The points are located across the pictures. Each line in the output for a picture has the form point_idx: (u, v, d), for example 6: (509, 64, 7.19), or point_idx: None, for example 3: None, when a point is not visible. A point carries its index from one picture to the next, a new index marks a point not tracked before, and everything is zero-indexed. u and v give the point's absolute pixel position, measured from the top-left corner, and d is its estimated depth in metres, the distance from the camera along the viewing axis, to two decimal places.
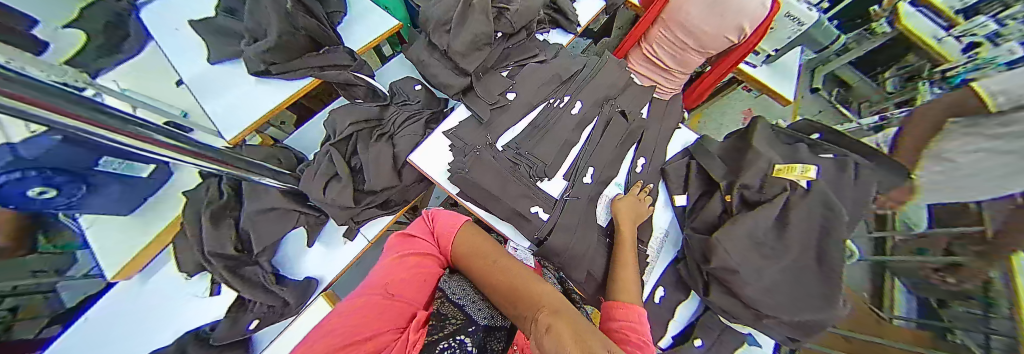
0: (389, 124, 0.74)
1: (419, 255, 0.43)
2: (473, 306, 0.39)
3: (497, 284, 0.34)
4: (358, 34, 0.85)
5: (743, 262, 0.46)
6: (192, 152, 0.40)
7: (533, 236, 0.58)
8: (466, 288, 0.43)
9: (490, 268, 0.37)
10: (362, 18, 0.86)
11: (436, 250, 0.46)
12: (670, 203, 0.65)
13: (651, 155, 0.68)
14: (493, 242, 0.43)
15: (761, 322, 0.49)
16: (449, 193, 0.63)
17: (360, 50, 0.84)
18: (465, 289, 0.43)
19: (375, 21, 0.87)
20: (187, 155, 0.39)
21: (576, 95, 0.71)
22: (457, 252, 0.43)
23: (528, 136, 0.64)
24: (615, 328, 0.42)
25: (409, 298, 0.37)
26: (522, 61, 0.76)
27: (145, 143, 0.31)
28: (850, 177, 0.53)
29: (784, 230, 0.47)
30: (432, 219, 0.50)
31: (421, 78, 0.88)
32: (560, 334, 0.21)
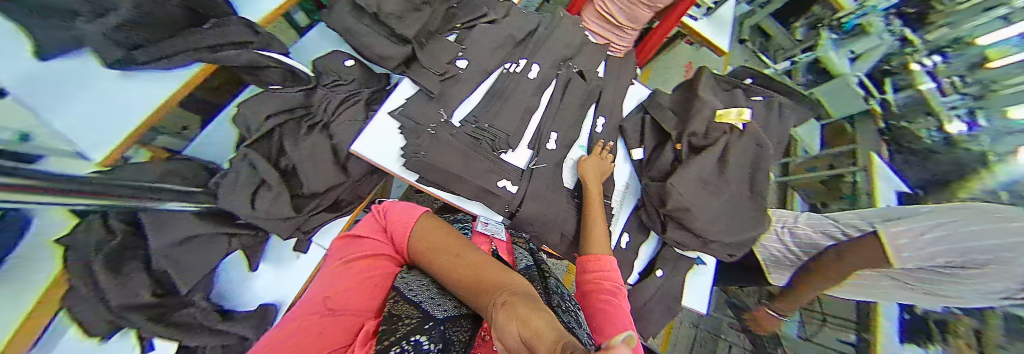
0: (321, 112, 0.63)
1: (367, 258, 0.38)
2: (432, 303, 0.29)
3: (461, 280, 0.29)
4: (258, 1, 0.66)
5: (694, 201, 0.51)
6: (71, 191, 0.30)
7: (505, 210, 0.57)
8: (426, 282, 0.34)
9: (452, 262, 0.32)
10: None
11: (390, 251, 0.42)
12: (628, 157, 0.69)
13: (610, 113, 0.69)
14: (457, 236, 0.38)
15: (708, 247, 0.57)
16: (408, 182, 0.58)
17: (262, 21, 0.66)
18: (425, 283, 0.33)
19: None
20: (66, 197, 0.30)
21: (533, 57, 0.66)
22: (414, 249, 0.38)
23: (487, 107, 0.60)
24: (587, 279, 0.46)
25: (355, 307, 0.30)
26: (469, 23, 0.66)
27: (30, 196, 0.24)
28: (773, 116, 0.61)
29: (725, 169, 0.53)
30: (385, 216, 0.46)
31: (351, 51, 0.74)
32: (513, 316, 0.16)
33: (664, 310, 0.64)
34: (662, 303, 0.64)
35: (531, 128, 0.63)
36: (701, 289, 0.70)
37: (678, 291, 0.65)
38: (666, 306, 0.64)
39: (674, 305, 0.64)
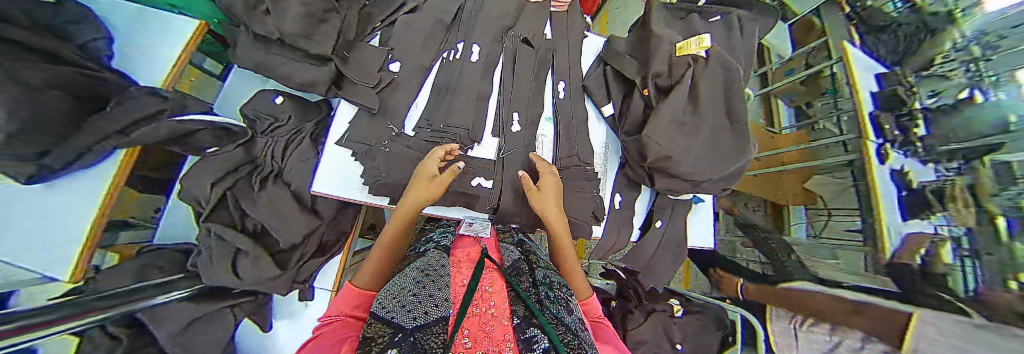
0: (268, 162, 0.58)
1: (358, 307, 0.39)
2: (405, 317, 0.29)
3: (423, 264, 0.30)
4: (153, 63, 0.63)
5: (673, 147, 0.49)
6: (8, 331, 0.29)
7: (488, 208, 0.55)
8: (403, 298, 0.33)
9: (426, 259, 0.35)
10: (143, 36, 0.62)
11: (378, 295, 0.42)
12: (600, 115, 0.65)
13: (569, 76, 0.65)
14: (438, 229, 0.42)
15: (699, 187, 0.55)
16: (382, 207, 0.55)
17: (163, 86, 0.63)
18: (402, 299, 0.32)
19: (169, 34, 0.64)
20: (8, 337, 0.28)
21: (469, 38, 0.60)
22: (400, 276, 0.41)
23: (436, 107, 0.55)
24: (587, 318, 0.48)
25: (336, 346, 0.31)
26: (391, 17, 0.60)
27: None
28: (736, 33, 0.57)
29: (696, 104, 0.50)
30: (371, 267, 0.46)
31: (281, 86, 0.68)
32: None
33: (671, 258, 0.64)
34: (668, 252, 0.64)
35: (490, 115, 0.59)
36: (703, 227, 0.69)
37: (681, 236, 0.64)
38: (672, 254, 0.64)
39: (679, 250, 0.64)
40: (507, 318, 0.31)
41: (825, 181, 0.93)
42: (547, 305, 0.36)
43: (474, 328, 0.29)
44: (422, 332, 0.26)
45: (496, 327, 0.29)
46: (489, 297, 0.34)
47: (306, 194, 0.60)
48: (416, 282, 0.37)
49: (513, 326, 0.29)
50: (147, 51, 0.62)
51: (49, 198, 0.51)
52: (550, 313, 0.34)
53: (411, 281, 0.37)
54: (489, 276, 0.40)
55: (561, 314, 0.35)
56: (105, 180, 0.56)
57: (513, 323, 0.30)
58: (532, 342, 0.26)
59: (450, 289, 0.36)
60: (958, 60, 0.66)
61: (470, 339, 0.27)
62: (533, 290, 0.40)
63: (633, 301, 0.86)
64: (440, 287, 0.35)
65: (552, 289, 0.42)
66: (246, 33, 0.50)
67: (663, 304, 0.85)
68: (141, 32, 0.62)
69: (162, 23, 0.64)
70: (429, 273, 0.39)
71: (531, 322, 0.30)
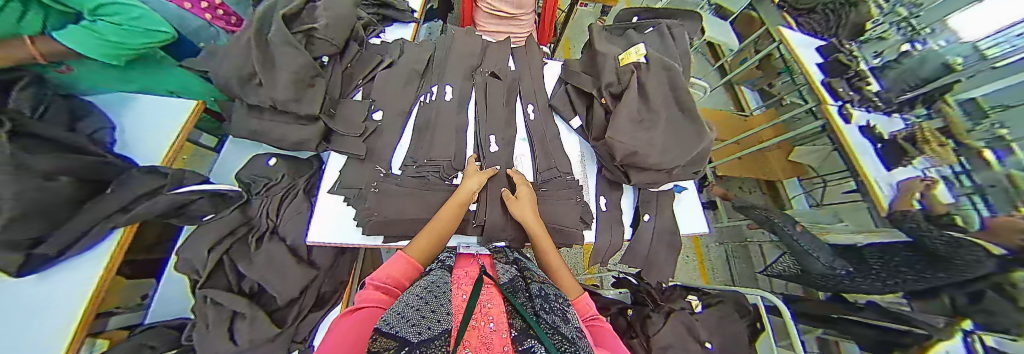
0: (263, 221, 0.61)
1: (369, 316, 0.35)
2: (410, 328, 0.28)
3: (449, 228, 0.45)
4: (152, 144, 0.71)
5: (636, 142, 0.52)
6: None
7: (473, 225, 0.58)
8: (406, 312, 0.32)
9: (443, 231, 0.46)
10: (142, 121, 0.72)
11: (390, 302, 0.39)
12: (570, 127, 0.71)
13: (535, 97, 0.72)
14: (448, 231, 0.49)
15: (674, 174, 0.58)
16: (376, 247, 0.56)
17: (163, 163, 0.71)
18: (406, 314, 0.31)
19: (165, 114, 0.74)
20: None
21: (442, 81, 0.67)
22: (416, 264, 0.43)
23: (418, 144, 0.61)
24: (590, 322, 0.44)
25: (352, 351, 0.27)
26: (370, 74, 0.69)
27: None
28: (669, 39, 0.65)
29: (648, 101, 0.55)
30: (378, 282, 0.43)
31: (275, 149, 0.74)
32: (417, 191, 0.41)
33: (667, 248, 0.64)
34: (663, 243, 0.64)
35: (469, 142, 0.64)
36: (694, 214, 0.70)
37: (672, 226, 0.65)
38: (667, 244, 0.65)
39: (673, 239, 0.65)
40: (505, 330, 0.31)
41: (807, 151, 1.19)
42: (542, 318, 0.37)
43: (474, 340, 0.29)
44: (425, 344, 0.25)
45: (496, 339, 0.29)
46: (488, 311, 0.34)
47: (302, 247, 0.61)
48: (417, 297, 0.37)
49: (512, 337, 0.29)
50: (141, 132, 0.71)
51: (37, 288, 0.52)
52: (545, 324, 0.35)
53: (413, 297, 0.37)
54: (487, 293, 0.40)
55: (557, 324, 0.36)
56: (101, 261, 0.59)
57: (511, 335, 0.30)
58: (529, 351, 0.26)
59: (451, 303, 0.36)
60: (889, 20, 0.99)
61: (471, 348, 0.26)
62: (530, 304, 0.40)
63: (649, 305, 0.82)
64: (440, 303, 0.35)
65: (548, 302, 0.43)
66: (240, 105, 0.56)
67: (681, 301, 0.82)
68: (139, 118, 0.72)
69: (158, 105, 0.74)
70: (430, 290, 0.39)
71: (530, 334, 0.30)
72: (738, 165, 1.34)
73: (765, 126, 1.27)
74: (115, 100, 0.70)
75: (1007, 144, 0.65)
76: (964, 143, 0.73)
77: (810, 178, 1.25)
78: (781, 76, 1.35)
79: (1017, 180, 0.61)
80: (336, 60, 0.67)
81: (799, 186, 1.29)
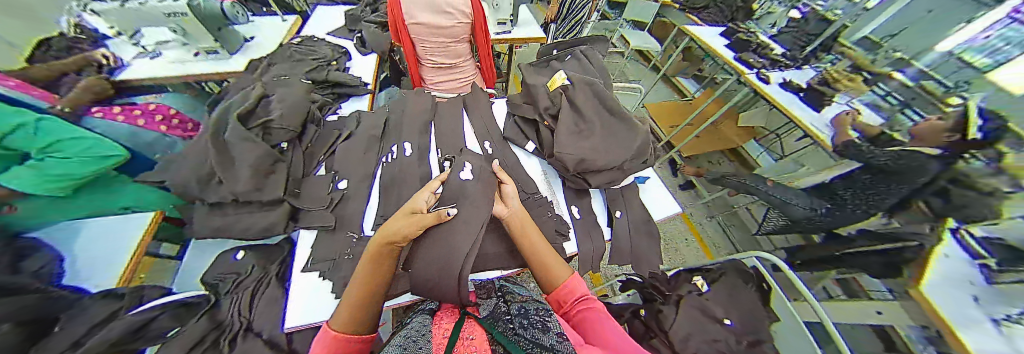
0: (234, 323, 0.57)
1: None
2: None
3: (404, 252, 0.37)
4: (106, 265, 0.68)
5: (579, 149, 0.58)
6: None
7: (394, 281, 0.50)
8: None
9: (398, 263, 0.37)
10: (97, 246, 0.70)
11: None
12: (527, 151, 0.76)
13: (488, 133, 0.78)
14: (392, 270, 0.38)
15: (630, 168, 0.61)
16: (361, 315, 0.52)
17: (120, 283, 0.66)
18: None
19: (123, 232, 0.73)
20: None
21: (401, 140, 0.73)
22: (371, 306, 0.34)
23: (385, 202, 0.62)
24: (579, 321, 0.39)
25: None
26: (331, 150, 0.73)
27: None
28: (586, 60, 0.77)
29: (581, 113, 0.62)
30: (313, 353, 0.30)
31: (244, 241, 0.72)
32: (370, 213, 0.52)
33: (647, 237, 0.66)
34: (642, 233, 0.66)
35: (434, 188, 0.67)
36: (661, 198, 0.74)
37: (644, 215, 0.68)
38: (646, 233, 0.66)
39: (649, 227, 0.67)
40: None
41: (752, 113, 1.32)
42: (521, 336, 0.39)
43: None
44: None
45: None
46: (471, 343, 0.36)
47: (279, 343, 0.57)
48: (398, 350, 0.37)
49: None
50: (96, 257, 0.68)
51: None
52: (523, 341, 0.37)
53: (393, 351, 0.37)
54: (470, 327, 0.41)
55: (537, 337, 0.38)
56: None
57: None
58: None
59: (432, 345, 0.37)
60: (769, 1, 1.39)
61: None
62: (511, 327, 0.42)
63: (659, 299, 0.80)
64: (421, 349, 0.36)
65: (528, 317, 0.44)
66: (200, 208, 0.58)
67: (687, 284, 0.81)
68: (87, 245, 0.70)
69: (107, 225, 0.74)
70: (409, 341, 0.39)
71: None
72: (696, 141, 1.46)
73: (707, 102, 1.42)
74: (66, 237, 0.70)
75: (907, 61, 0.95)
76: (873, 70, 1.03)
77: (763, 136, 1.41)
78: (706, 60, 1.58)
79: (927, 90, 0.88)
80: (296, 144, 0.71)
81: (758, 146, 1.41)
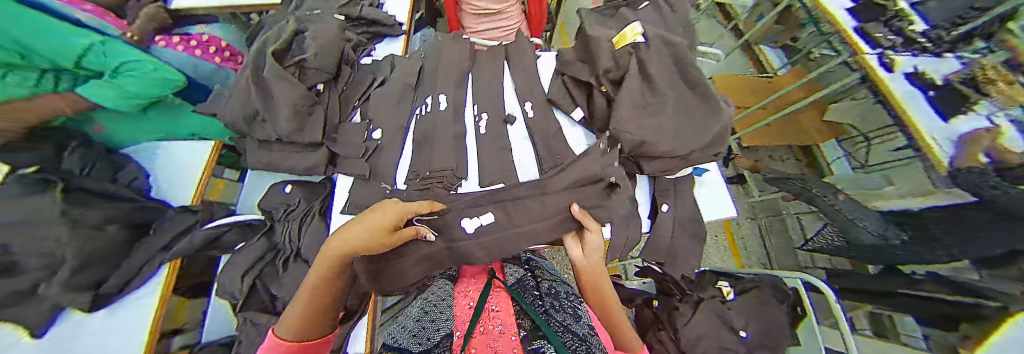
0: (288, 245, 0.64)
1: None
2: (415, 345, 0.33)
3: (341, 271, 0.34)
4: (179, 186, 0.82)
5: (643, 130, 0.48)
6: None
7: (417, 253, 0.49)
8: (403, 334, 0.37)
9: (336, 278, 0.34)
10: (169, 167, 0.83)
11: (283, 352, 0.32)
12: (572, 119, 0.67)
13: (532, 94, 0.68)
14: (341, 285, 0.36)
15: (692, 159, 0.55)
16: None
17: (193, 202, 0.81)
18: (404, 336, 0.37)
19: (190, 159, 0.85)
20: None
21: (435, 91, 0.66)
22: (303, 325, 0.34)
23: (418, 158, 0.60)
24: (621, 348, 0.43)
25: None
26: (365, 94, 0.70)
27: None
28: (667, 13, 0.60)
29: (653, 84, 0.50)
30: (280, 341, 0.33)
31: (290, 176, 0.76)
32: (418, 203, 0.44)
33: (691, 238, 0.60)
34: (686, 232, 0.61)
35: (470, 153, 0.63)
36: (720, 198, 0.68)
37: (696, 214, 0.63)
38: (691, 234, 0.61)
39: (696, 227, 0.61)
40: (514, 333, 0.34)
41: (845, 107, 1.02)
42: (551, 315, 0.38)
43: (481, 347, 0.33)
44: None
45: (503, 343, 0.32)
46: (496, 315, 0.38)
47: None
48: (425, 313, 0.42)
49: (519, 339, 0.33)
50: (171, 176, 0.82)
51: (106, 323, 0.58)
52: (555, 322, 0.36)
53: (420, 314, 0.42)
54: (497, 297, 0.43)
55: (568, 322, 0.37)
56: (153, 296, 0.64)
57: (520, 337, 0.34)
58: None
59: (457, 313, 0.40)
60: None
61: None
62: (538, 302, 0.42)
63: (676, 294, 0.80)
64: (447, 317, 0.39)
65: (557, 299, 0.44)
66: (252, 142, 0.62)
67: (712, 288, 0.80)
68: (164, 162, 0.82)
69: (178, 149, 0.85)
70: (437, 304, 0.43)
71: (538, 334, 0.34)
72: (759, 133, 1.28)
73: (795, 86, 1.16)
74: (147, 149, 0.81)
75: None
76: None
77: (850, 137, 1.09)
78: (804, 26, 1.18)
79: None
80: (331, 87, 0.68)
81: (839, 148, 1.14)
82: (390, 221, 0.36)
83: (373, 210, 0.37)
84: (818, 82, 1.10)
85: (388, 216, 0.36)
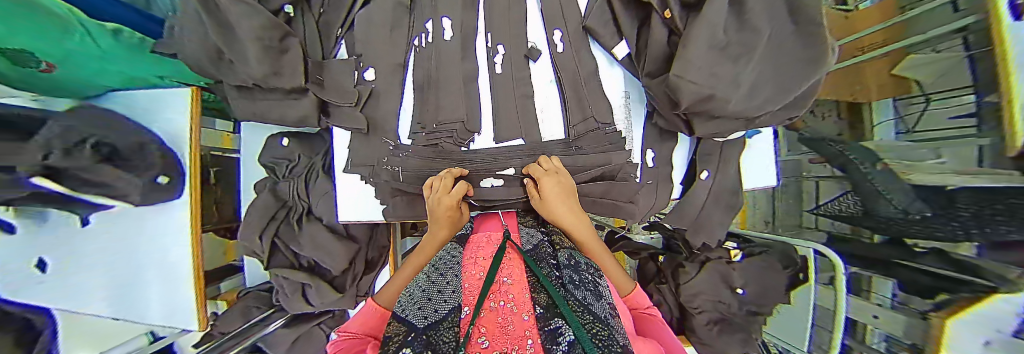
0: (296, 202, 0.63)
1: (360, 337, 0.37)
2: (417, 309, 0.28)
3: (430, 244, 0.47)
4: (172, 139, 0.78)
5: (714, 81, 0.36)
6: None
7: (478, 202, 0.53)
8: (413, 292, 0.33)
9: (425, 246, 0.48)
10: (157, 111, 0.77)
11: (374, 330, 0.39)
12: (612, 58, 0.53)
13: (564, 20, 0.51)
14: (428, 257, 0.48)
15: (754, 123, 0.45)
16: (382, 221, 0.58)
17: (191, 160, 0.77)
18: (413, 295, 0.32)
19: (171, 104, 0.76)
20: None
21: (437, 14, 0.50)
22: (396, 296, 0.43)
23: (424, 106, 0.51)
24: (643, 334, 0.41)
25: None
26: (347, 18, 0.54)
27: None
28: None
29: (743, 16, 0.36)
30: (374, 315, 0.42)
31: (283, 126, 0.68)
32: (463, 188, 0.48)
33: (723, 209, 0.59)
34: (720, 203, 0.58)
35: (484, 100, 0.52)
36: (761, 165, 0.62)
37: (730, 183, 0.57)
38: (724, 203, 0.59)
39: (733, 200, 0.58)
40: (527, 309, 0.28)
41: (924, 61, 0.79)
42: (570, 291, 0.33)
43: (491, 324, 0.26)
44: (432, 329, 0.24)
45: (515, 322, 0.26)
46: (508, 289, 0.31)
47: (337, 224, 0.64)
48: (429, 278, 0.36)
49: (535, 318, 0.26)
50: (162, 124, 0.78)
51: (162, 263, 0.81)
52: (573, 299, 0.31)
53: (425, 278, 0.37)
54: (508, 265, 0.37)
55: (587, 300, 0.32)
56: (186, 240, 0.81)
57: (535, 315, 0.27)
58: (556, 334, 0.22)
59: (464, 282, 0.34)
60: None
61: (487, 337, 0.24)
62: (556, 274, 0.37)
63: (683, 254, 0.94)
64: (454, 283, 0.34)
65: (577, 272, 0.39)
66: (233, 89, 0.54)
67: (720, 251, 0.91)
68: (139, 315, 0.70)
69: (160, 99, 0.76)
70: (443, 266, 0.38)
71: (556, 312, 0.26)
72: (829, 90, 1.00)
73: (877, 27, 0.88)
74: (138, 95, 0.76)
75: None
76: None
77: (911, 96, 0.85)
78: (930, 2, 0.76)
79: None
80: (303, 8, 0.53)
81: (890, 108, 0.91)
82: (454, 199, 0.43)
83: (432, 191, 0.45)
84: (907, 26, 0.81)
85: (454, 193, 0.44)
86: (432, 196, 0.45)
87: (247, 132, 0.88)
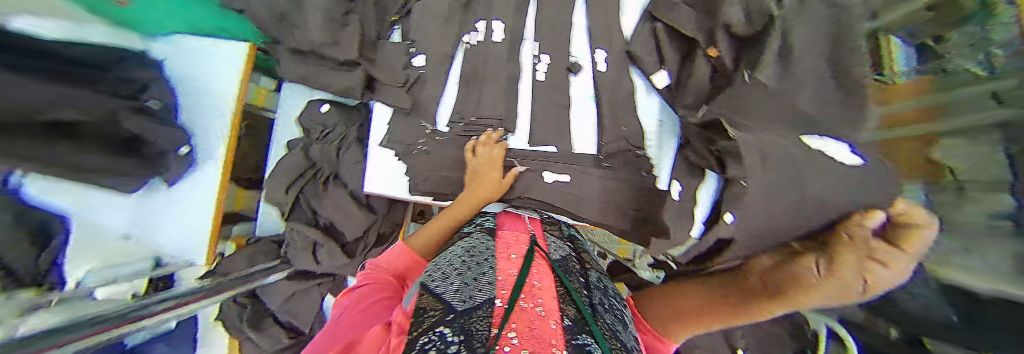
0: (325, 166, 0.65)
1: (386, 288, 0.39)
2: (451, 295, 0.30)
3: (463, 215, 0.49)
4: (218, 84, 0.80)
5: (753, 122, 0.37)
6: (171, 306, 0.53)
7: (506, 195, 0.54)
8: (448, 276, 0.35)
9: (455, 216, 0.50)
10: None
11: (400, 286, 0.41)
12: (651, 87, 0.54)
13: (609, 41, 0.53)
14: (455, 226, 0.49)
15: None
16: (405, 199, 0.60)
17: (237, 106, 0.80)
18: (447, 279, 0.34)
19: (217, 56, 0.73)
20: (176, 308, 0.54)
21: (491, 14, 0.54)
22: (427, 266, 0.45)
23: (465, 97, 0.53)
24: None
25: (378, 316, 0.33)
26: (407, 5, 0.57)
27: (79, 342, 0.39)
28: None
29: (788, 66, 0.37)
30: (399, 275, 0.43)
31: (323, 95, 0.71)
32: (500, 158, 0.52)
33: None
34: None
35: (522, 102, 0.54)
36: None
37: None
38: None
39: None
40: (556, 317, 0.29)
41: None
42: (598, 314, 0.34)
43: (521, 321, 0.28)
44: (469, 312, 0.27)
45: (542, 324, 0.27)
46: (538, 294, 0.32)
47: (360, 194, 0.66)
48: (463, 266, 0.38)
49: (563, 328, 0.27)
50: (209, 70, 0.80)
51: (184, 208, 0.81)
52: (601, 322, 0.32)
53: (459, 263, 0.39)
54: (538, 271, 0.38)
55: (612, 324, 0.33)
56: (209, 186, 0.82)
57: (562, 325, 0.28)
58: (584, 349, 0.23)
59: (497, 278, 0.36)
60: None
61: (519, 333, 0.25)
62: (585, 293, 0.38)
63: None
64: (488, 276, 0.36)
65: (605, 296, 0.40)
66: (287, 51, 0.58)
67: None
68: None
69: None
70: (475, 257, 0.41)
71: (584, 329, 0.27)
72: None
73: None
74: None
75: None
76: None
77: None
78: None
79: None
80: None
81: None
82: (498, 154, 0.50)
83: (477, 153, 0.50)
84: None
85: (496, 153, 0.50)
86: (478, 157, 0.50)
87: (284, 89, 0.86)
